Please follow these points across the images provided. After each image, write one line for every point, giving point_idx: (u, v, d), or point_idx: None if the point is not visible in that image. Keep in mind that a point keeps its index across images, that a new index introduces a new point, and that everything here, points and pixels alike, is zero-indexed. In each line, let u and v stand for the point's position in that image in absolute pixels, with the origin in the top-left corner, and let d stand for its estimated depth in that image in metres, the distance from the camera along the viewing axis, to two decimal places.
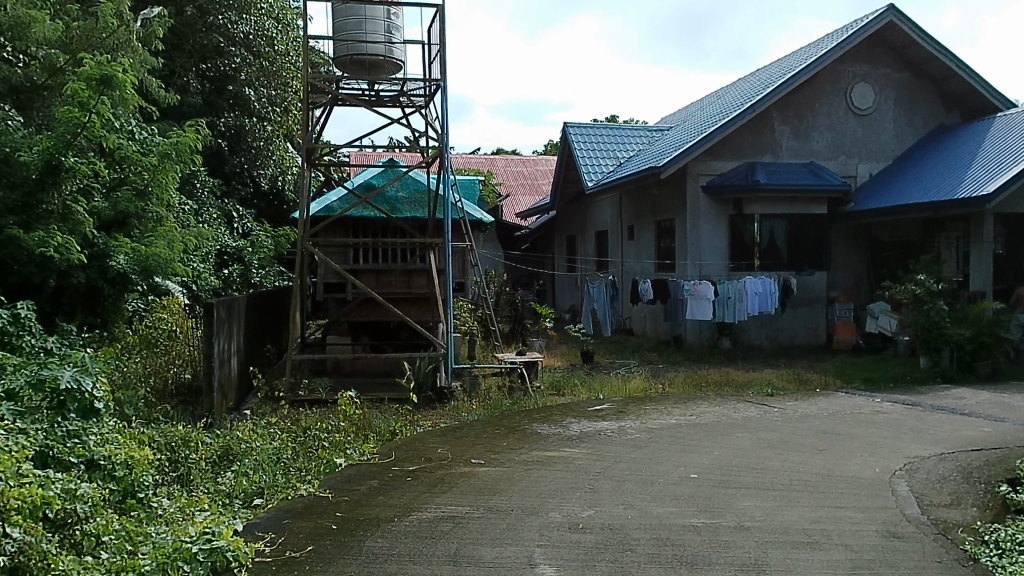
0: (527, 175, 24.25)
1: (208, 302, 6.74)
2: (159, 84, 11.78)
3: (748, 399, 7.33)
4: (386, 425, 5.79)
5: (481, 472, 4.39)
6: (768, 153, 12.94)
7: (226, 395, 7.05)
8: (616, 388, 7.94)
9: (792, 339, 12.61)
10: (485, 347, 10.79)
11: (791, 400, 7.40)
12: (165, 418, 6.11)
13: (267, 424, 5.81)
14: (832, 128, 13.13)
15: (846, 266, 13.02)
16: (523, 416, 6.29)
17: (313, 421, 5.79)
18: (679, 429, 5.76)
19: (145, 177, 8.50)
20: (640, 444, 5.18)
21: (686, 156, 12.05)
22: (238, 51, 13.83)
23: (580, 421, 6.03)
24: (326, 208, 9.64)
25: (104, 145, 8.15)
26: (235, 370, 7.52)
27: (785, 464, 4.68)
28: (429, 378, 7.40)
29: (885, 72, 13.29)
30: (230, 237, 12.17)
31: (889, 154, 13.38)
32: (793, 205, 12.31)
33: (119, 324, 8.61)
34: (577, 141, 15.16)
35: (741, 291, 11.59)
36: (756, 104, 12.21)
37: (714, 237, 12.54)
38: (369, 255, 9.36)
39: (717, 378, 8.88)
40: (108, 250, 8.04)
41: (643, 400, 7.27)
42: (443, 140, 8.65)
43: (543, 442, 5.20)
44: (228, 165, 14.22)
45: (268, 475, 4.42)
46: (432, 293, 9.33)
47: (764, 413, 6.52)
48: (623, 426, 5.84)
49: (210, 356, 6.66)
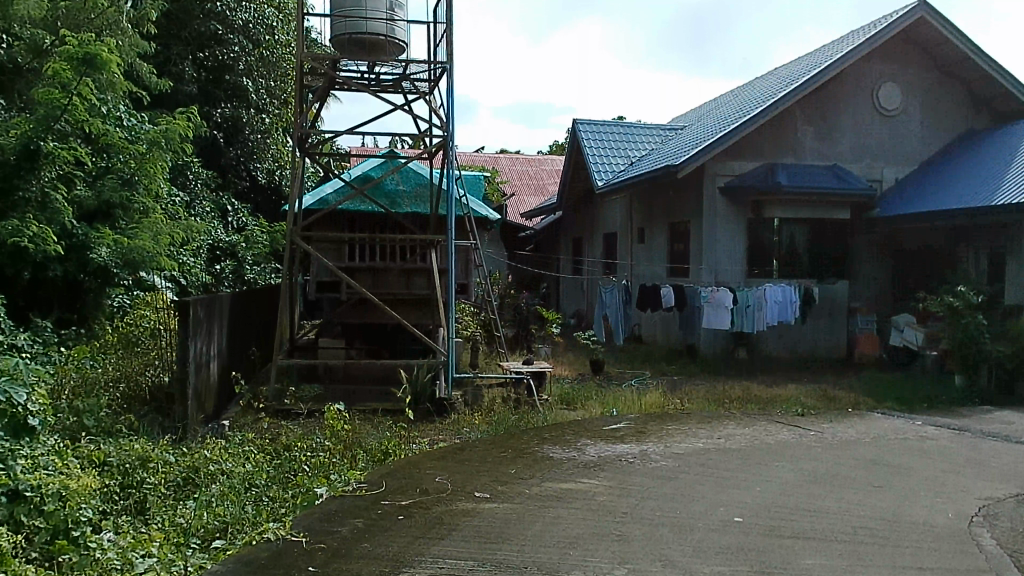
0: (534, 174, 23.57)
1: (183, 299, 6.13)
2: (149, 68, 11.31)
3: (778, 419, 6.64)
4: (378, 443, 5.13)
5: (488, 510, 3.70)
6: (789, 155, 12.27)
7: (201, 404, 6.36)
8: (630, 403, 7.27)
9: (813, 352, 11.94)
10: (488, 354, 10.12)
11: (825, 421, 6.71)
12: (131, 430, 5.45)
13: (243, 439, 5.20)
14: (856, 130, 12.46)
15: (869, 277, 12.36)
16: (531, 434, 5.62)
17: (296, 437, 5.19)
18: (706, 454, 5.12)
19: (133, 167, 9.20)
20: (668, 474, 4.52)
21: (704, 154, 11.40)
22: (236, 39, 13.31)
23: (597, 442, 5.34)
24: (321, 200, 8.99)
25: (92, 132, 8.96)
26: (213, 375, 6.86)
27: (839, 505, 4.01)
28: (426, 389, 6.82)
29: (913, 71, 12.63)
30: (222, 231, 11.90)
31: (916, 158, 12.72)
32: (817, 209, 11.65)
33: (99, 319, 9.02)
34: (587, 138, 14.52)
35: (761, 299, 10.92)
36: (778, 102, 11.60)
37: (731, 241, 11.87)
38: (367, 253, 8.70)
39: (739, 394, 8.23)
40: (88, 242, 8.55)
41: (663, 417, 6.61)
42: (448, 130, 7.98)
43: (558, 471, 4.50)
44: (223, 157, 13.62)
45: (234, 508, 3.72)
46: (432, 295, 8.69)
47: (800, 437, 5.86)
48: (645, 450, 5.16)
49: (186, 361, 6.04)
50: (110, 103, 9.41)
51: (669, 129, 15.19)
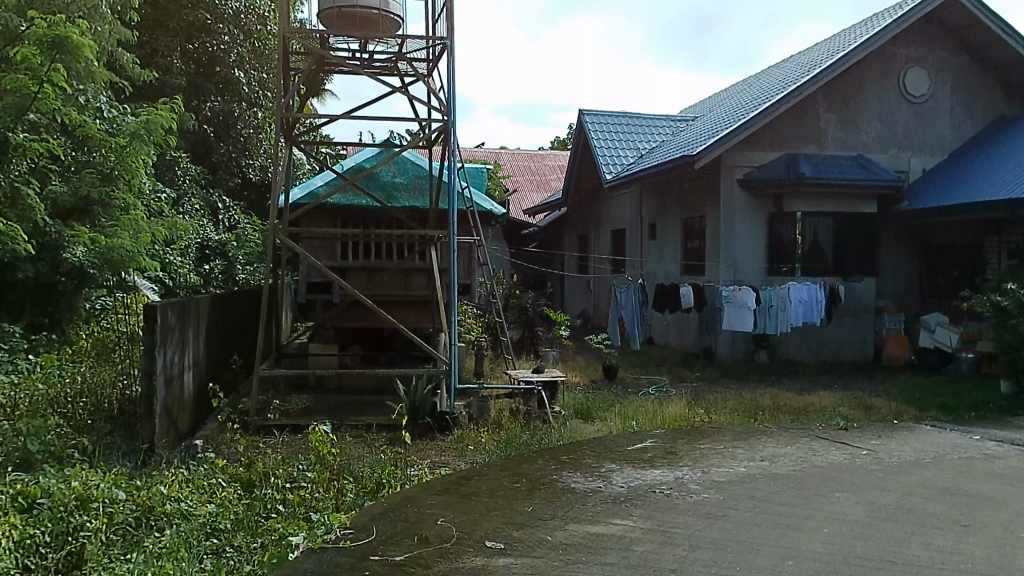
0: (536, 170, 22.85)
1: (149, 303, 5.39)
2: (132, 57, 10.65)
3: (821, 435, 5.91)
4: (371, 472, 4.40)
5: (504, 570, 2.97)
6: (811, 145, 11.53)
7: (173, 420, 5.66)
8: (653, 417, 6.55)
9: (837, 355, 11.22)
10: (494, 359, 9.41)
11: (873, 436, 5.99)
12: (83, 456, 4.75)
13: (213, 468, 4.48)
14: (882, 118, 11.74)
15: (895, 274, 11.67)
16: (548, 457, 4.89)
17: (276, 466, 4.48)
18: (752, 483, 4.38)
19: (114, 160, 8.57)
20: (713, 511, 3.79)
21: (723, 142, 10.67)
22: (226, 29, 12.65)
23: (625, 468, 4.61)
24: (310, 194, 8.27)
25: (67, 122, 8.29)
26: (188, 387, 6.14)
27: (928, 555, 3.28)
28: (427, 402, 6.11)
29: (941, 56, 11.91)
30: (210, 229, 11.21)
31: (944, 148, 12.00)
32: (841, 201, 10.91)
33: (74, 323, 8.41)
34: (594, 129, 13.79)
35: (784, 299, 10.17)
36: (800, 87, 10.89)
37: (750, 237, 11.17)
38: (361, 250, 7.97)
39: (769, 404, 7.52)
40: (62, 241, 7.95)
41: (693, 433, 5.88)
42: (450, 114, 7.24)
43: (581, 509, 3.75)
44: (214, 153, 12.89)
45: (186, 565, 3.00)
46: (432, 297, 8.02)
47: (852, 458, 5.15)
48: (682, 477, 4.45)
49: (151, 373, 5.29)
50: (88, 93, 8.74)
51: (680, 119, 14.45)
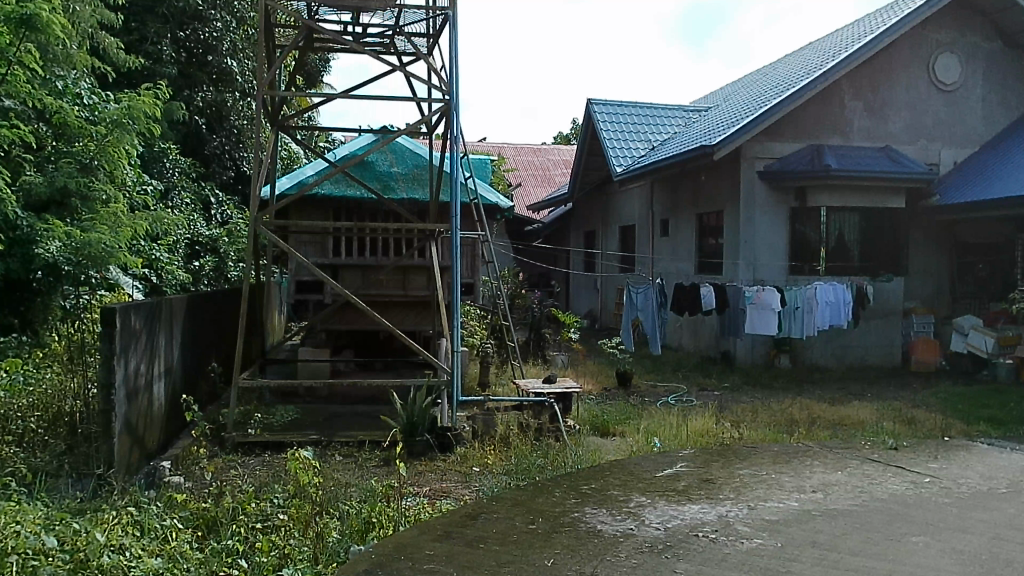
0: (540, 164, 22.16)
1: (108, 307, 4.68)
2: (114, 40, 9.94)
3: (872, 457, 5.24)
4: (360, 509, 3.69)
5: None
6: (837, 135, 10.84)
7: (137, 439, 4.98)
8: (679, 434, 5.88)
9: (863, 359, 10.54)
10: (500, 365, 8.74)
11: (931, 457, 5.32)
12: (28, 488, 4.05)
13: (173, 505, 3.75)
14: (911, 107, 11.03)
15: (924, 272, 10.99)
16: (570, 485, 4.20)
17: (249, 500, 3.76)
18: (810, 523, 3.67)
19: (93, 150, 7.83)
20: (774, 566, 3.09)
21: (746, 132, 9.98)
22: (218, 15, 11.97)
23: (660, 502, 3.93)
24: (300, 185, 7.59)
25: (42, 108, 7.62)
26: (158, 400, 5.47)
27: None
28: (426, 418, 5.46)
29: (972, 41, 11.21)
30: (201, 224, 10.52)
31: (976, 139, 11.30)
32: (869, 196, 10.21)
33: (48, 325, 7.66)
34: (603, 119, 13.09)
35: (811, 300, 9.54)
36: (827, 72, 10.19)
37: (770, 234, 10.49)
38: (355, 247, 7.32)
39: (802, 419, 6.84)
40: (35, 236, 7.16)
41: (731, 453, 5.20)
42: (453, 94, 6.54)
43: (614, 564, 3.06)
44: (207, 146, 12.20)
45: None
46: (433, 297, 7.37)
47: (916, 487, 4.48)
48: (729, 514, 3.77)
49: (109, 387, 4.60)
50: (66, 79, 8.08)
51: (693, 110, 13.74)
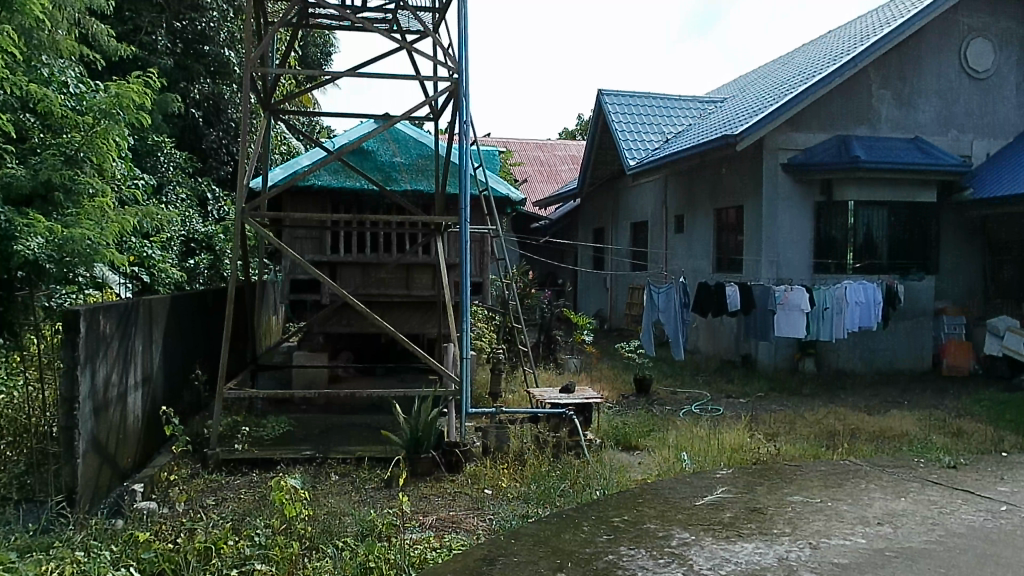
0: (545, 160, 21.57)
1: (74, 309, 4.13)
2: (104, 27, 9.39)
3: (932, 477, 4.67)
4: (357, 552, 3.12)
5: None
6: (865, 126, 10.26)
7: (108, 458, 4.43)
8: (714, 451, 5.30)
9: (893, 362, 9.96)
10: (511, 370, 8.17)
11: (997, 477, 4.74)
12: None
13: (138, 547, 3.18)
14: (942, 96, 10.44)
15: (956, 270, 10.41)
16: (603, 518, 3.63)
17: (227, 539, 3.17)
18: (888, 569, 3.10)
19: (79, 140, 7.09)
20: None
21: (770, 121, 9.39)
22: (215, 3, 11.41)
23: (711, 541, 3.36)
24: (294, 175, 7.03)
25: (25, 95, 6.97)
26: (134, 412, 4.92)
27: None
28: (433, 433, 4.89)
29: (1005, 26, 10.63)
30: (196, 220, 9.94)
31: (1009, 129, 10.71)
32: (899, 190, 9.63)
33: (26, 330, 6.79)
34: (614, 111, 12.50)
35: (840, 300, 8.98)
36: (856, 58, 9.60)
37: (794, 230, 9.93)
38: (355, 243, 6.79)
39: (841, 430, 6.27)
40: (14, 232, 6.30)
41: (778, 474, 4.62)
42: (460, 73, 6.00)
43: None
44: (203, 140, 11.58)
45: None
46: (439, 298, 6.82)
47: (995, 517, 3.90)
48: (792, 558, 3.20)
49: (74, 401, 4.03)
50: (52, 67, 7.42)
51: (708, 100, 13.17)
